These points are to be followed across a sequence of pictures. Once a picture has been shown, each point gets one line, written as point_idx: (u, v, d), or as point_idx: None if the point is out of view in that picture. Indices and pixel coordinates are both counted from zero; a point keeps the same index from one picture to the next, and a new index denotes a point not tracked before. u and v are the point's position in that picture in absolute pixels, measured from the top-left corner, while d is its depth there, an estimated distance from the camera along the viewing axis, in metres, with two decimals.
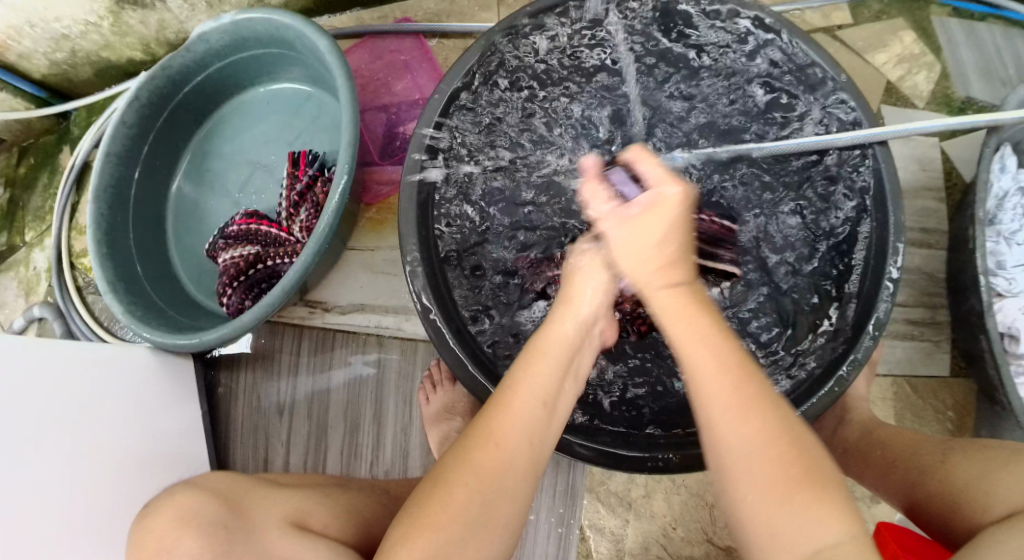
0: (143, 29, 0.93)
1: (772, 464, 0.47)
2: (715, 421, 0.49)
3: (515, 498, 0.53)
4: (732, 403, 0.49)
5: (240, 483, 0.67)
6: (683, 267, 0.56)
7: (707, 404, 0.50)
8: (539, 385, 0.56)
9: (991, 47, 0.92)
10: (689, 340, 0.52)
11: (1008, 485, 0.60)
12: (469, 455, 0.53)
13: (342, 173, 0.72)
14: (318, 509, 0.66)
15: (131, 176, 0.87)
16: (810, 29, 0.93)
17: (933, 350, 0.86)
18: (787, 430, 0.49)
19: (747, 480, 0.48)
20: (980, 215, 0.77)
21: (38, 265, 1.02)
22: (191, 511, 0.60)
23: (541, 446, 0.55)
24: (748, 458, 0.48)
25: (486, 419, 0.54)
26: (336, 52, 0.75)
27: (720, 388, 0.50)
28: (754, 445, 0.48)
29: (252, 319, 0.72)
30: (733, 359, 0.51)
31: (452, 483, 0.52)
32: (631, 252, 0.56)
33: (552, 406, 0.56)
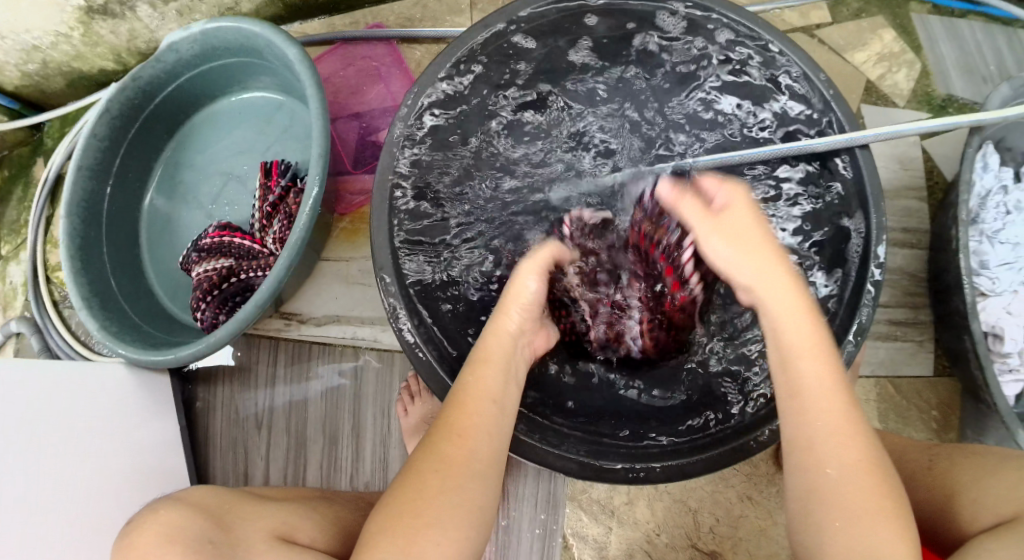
0: (114, 39, 0.91)
1: (869, 488, 0.49)
2: (816, 442, 0.51)
3: (486, 484, 0.53)
4: (841, 429, 0.51)
5: (222, 497, 0.64)
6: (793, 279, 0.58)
7: (817, 420, 0.51)
8: (486, 386, 0.56)
9: (972, 42, 0.91)
10: (800, 351, 0.53)
11: (992, 490, 0.59)
12: (435, 449, 0.53)
13: (312, 184, 0.71)
14: (303, 524, 0.65)
15: (103, 190, 0.86)
16: (789, 28, 0.93)
17: (917, 350, 0.85)
18: (881, 457, 0.51)
19: (843, 503, 0.49)
20: (963, 215, 0.76)
21: (14, 278, 1.00)
22: (178, 527, 0.58)
23: (505, 441, 0.55)
24: (846, 483, 0.49)
25: (445, 417, 0.55)
26: (306, 61, 0.74)
27: (832, 407, 0.51)
28: (852, 472, 0.49)
29: (227, 333, 0.71)
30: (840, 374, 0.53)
31: (420, 476, 0.52)
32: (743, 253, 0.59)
33: (504, 404, 0.56)
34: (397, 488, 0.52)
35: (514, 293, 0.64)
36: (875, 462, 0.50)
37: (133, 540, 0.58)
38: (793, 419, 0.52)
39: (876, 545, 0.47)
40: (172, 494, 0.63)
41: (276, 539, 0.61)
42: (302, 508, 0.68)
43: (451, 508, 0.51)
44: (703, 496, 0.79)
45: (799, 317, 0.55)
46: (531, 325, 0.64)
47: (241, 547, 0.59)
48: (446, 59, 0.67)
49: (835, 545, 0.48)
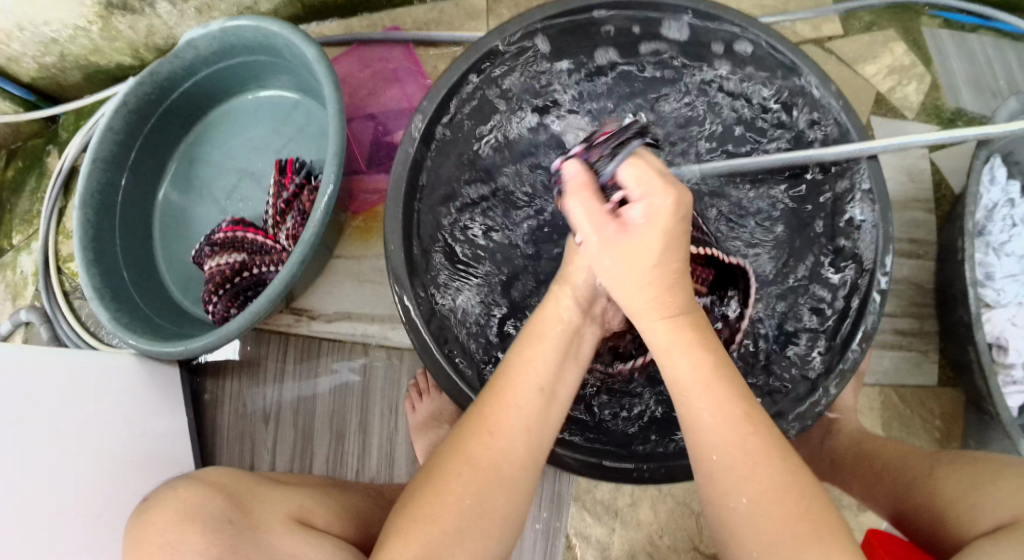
0: (132, 34, 0.92)
1: (780, 517, 0.46)
2: (717, 477, 0.49)
3: (514, 487, 0.53)
4: (737, 460, 0.48)
5: (237, 478, 0.64)
6: (679, 296, 0.53)
7: (711, 455, 0.50)
8: (535, 370, 0.55)
9: (982, 58, 0.92)
10: (691, 388, 0.51)
11: (994, 497, 0.60)
12: (464, 447, 0.52)
13: (328, 181, 0.72)
14: (321, 509, 0.65)
15: (118, 182, 0.87)
16: (800, 39, 0.93)
17: (921, 359, 0.86)
18: (790, 479, 0.48)
19: (752, 535, 0.47)
20: (969, 226, 0.76)
21: (26, 268, 1.01)
22: (196, 506, 0.57)
23: (542, 436, 0.54)
24: (753, 518, 0.47)
25: (481, 407, 0.54)
26: (324, 61, 0.74)
27: (726, 440, 0.49)
28: (758, 504, 0.47)
29: (237, 326, 0.72)
30: (738, 404, 0.50)
31: (447, 474, 0.51)
32: (626, 292, 0.53)
33: (551, 394, 0.55)
34: (422, 482, 0.53)
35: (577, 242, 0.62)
36: (786, 487, 0.47)
37: (150, 517, 0.57)
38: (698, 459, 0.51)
39: None
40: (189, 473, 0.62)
41: (293, 521, 0.61)
42: (312, 493, 0.68)
43: (475, 512, 0.50)
44: None
45: (678, 346, 0.52)
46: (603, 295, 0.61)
47: (260, 529, 0.58)
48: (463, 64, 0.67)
49: None
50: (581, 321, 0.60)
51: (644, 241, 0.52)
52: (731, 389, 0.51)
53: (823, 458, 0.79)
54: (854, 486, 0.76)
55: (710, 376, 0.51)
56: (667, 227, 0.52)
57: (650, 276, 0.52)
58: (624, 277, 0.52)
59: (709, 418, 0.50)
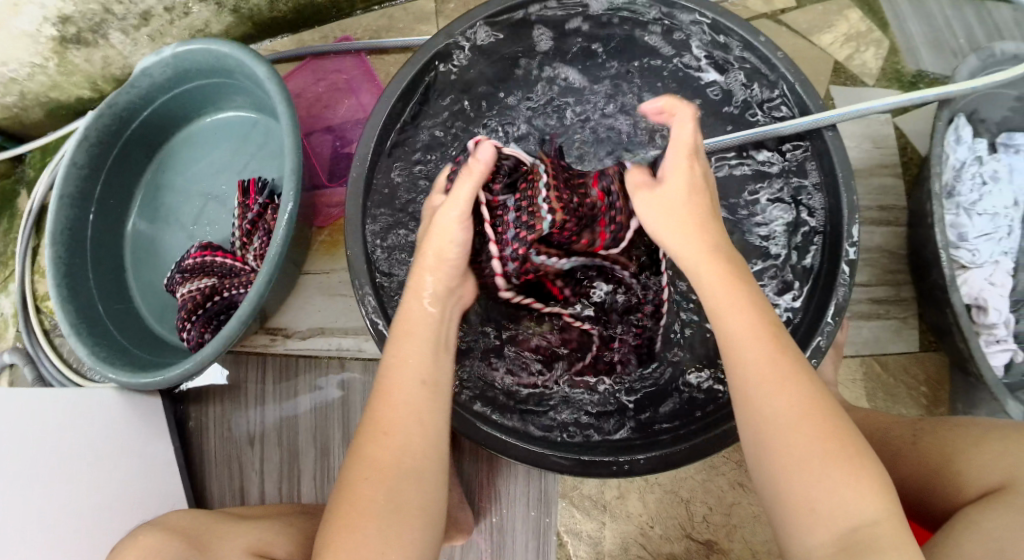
0: (89, 67, 0.92)
1: (810, 432, 0.48)
2: (751, 396, 0.50)
3: (423, 479, 0.52)
4: (769, 373, 0.50)
5: (200, 520, 0.67)
6: (716, 235, 0.56)
7: (745, 371, 0.51)
8: (410, 362, 0.56)
9: (939, 17, 0.92)
10: (726, 306, 0.52)
11: (978, 462, 0.60)
12: (362, 452, 0.52)
13: (287, 199, 0.71)
14: (277, 538, 0.66)
15: (86, 217, 0.86)
16: (753, 15, 0.93)
17: (901, 327, 0.85)
18: (820, 398, 0.49)
19: (784, 447, 0.48)
20: (936, 189, 0.76)
21: (4, 310, 1.01)
22: (156, 550, 0.61)
23: (435, 425, 0.54)
24: (786, 432, 0.48)
25: (373, 411, 0.54)
26: (275, 78, 0.74)
27: (759, 354, 0.50)
28: (796, 413, 0.48)
29: (211, 351, 0.72)
30: (766, 329, 0.51)
31: (354, 482, 0.51)
32: (669, 220, 0.58)
33: (435, 385, 0.55)
34: (334, 501, 0.52)
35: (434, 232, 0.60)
36: (817, 406, 0.49)
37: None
38: (733, 375, 0.52)
39: (834, 488, 0.46)
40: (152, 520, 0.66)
41: (252, 555, 0.63)
42: (278, 524, 0.69)
43: (388, 511, 0.50)
44: (694, 485, 0.79)
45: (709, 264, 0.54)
46: (456, 281, 0.62)
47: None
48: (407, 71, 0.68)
49: (792, 490, 0.47)
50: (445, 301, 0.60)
51: (677, 183, 0.58)
52: (764, 317, 0.52)
53: None
54: None
55: (739, 300, 0.53)
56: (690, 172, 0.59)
57: (687, 212, 0.57)
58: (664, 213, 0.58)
59: (741, 336, 0.51)
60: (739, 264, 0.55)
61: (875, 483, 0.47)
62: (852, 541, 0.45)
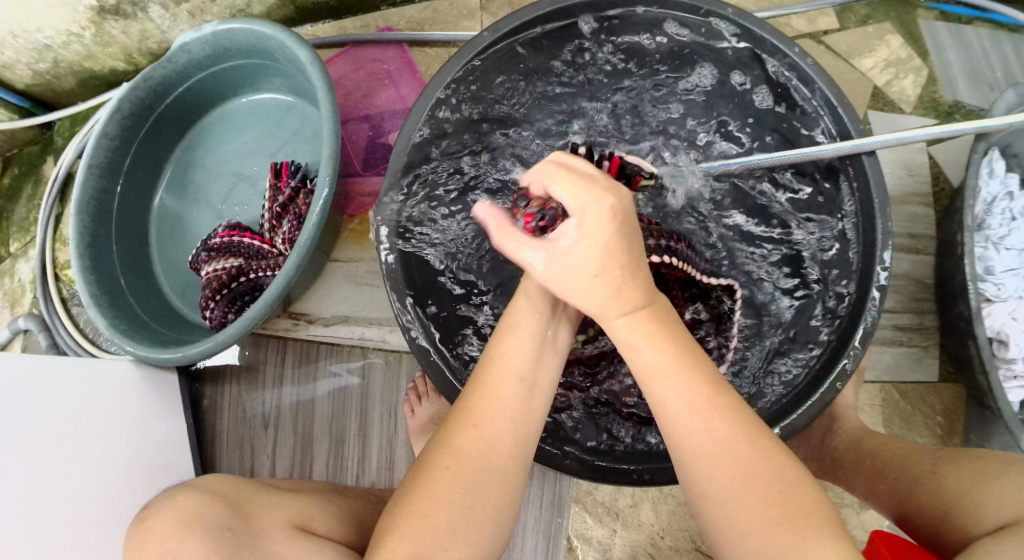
0: (126, 39, 0.92)
1: (750, 504, 0.47)
2: (688, 467, 0.49)
3: (504, 478, 0.53)
4: (700, 447, 0.49)
5: (239, 486, 0.67)
6: (638, 288, 0.52)
7: (679, 445, 0.50)
8: (514, 362, 0.55)
9: (979, 49, 0.92)
10: (654, 375, 0.51)
11: (998, 495, 0.59)
12: (449, 441, 0.53)
13: (323, 185, 0.71)
14: (321, 514, 0.67)
15: (113, 189, 0.87)
16: (795, 34, 0.93)
17: (922, 355, 0.85)
18: (763, 457, 0.48)
19: (733, 524, 0.47)
20: (969, 220, 0.76)
21: (23, 276, 1.01)
22: (194, 513, 0.59)
23: (527, 427, 0.54)
24: (725, 508, 0.47)
25: (467, 399, 0.54)
26: (317, 63, 0.74)
27: (687, 428, 0.49)
28: (729, 488, 0.47)
29: (235, 332, 0.71)
30: (705, 393, 0.50)
31: (434, 469, 0.52)
32: (581, 300, 0.52)
33: (533, 383, 0.55)
34: (410, 487, 0.52)
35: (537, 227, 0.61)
36: (758, 472, 0.47)
37: (151, 525, 0.59)
38: (670, 442, 0.51)
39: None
40: (191, 481, 0.65)
41: (293, 525, 0.64)
42: (319, 500, 0.70)
43: (463, 509, 0.51)
44: None
45: (655, 346, 0.51)
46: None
47: (261, 537, 0.60)
48: (443, 80, 0.66)
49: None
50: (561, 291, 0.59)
51: (581, 253, 0.50)
52: (697, 374, 0.50)
53: (824, 456, 0.80)
54: (855, 483, 0.75)
55: (677, 364, 0.50)
56: (608, 233, 0.50)
57: (599, 282, 0.50)
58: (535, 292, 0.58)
59: (680, 407, 0.50)
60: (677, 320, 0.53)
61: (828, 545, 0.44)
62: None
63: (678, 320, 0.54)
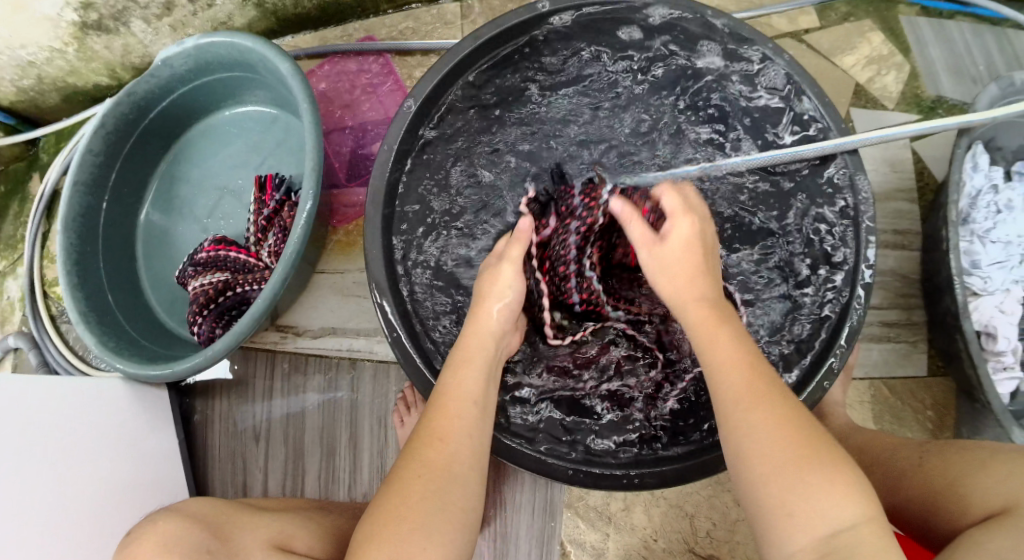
0: (109, 54, 0.92)
1: (785, 442, 0.48)
2: (729, 414, 0.51)
3: (469, 486, 0.54)
4: (745, 392, 0.51)
5: (220, 508, 0.67)
6: (709, 277, 0.59)
7: (722, 392, 0.52)
8: (468, 387, 0.58)
9: (961, 43, 0.92)
10: (706, 338, 0.55)
11: (984, 483, 0.60)
12: (419, 455, 0.54)
13: (307, 199, 0.71)
14: (301, 533, 0.67)
15: (99, 205, 0.86)
16: (777, 33, 0.93)
17: (910, 351, 0.85)
18: (801, 412, 0.50)
19: (764, 462, 0.48)
20: (953, 215, 0.76)
21: (11, 293, 1.00)
22: (176, 538, 0.60)
23: (482, 443, 0.57)
24: (761, 445, 0.48)
25: (428, 420, 0.56)
26: (299, 76, 0.74)
27: (733, 377, 0.52)
28: (771, 426, 0.49)
29: (222, 347, 0.71)
30: (747, 352, 0.53)
31: (404, 479, 0.53)
32: (664, 277, 0.59)
33: (486, 404, 0.58)
34: (382, 496, 0.53)
35: (495, 280, 0.63)
36: (797, 419, 0.49)
37: (132, 551, 0.60)
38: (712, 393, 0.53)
39: (818, 507, 0.45)
40: (170, 506, 0.65)
41: (273, 547, 0.64)
42: (298, 519, 0.70)
43: (437, 513, 0.51)
44: (699, 501, 0.79)
45: (710, 320, 0.55)
46: (510, 325, 0.64)
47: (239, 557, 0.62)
48: (424, 87, 0.68)
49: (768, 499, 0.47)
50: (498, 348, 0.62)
51: (677, 238, 0.59)
52: (741, 341, 0.54)
53: None
54: None
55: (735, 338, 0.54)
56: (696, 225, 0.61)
57: (686, 258, 0.59)
58: (510, 282, 0.63)
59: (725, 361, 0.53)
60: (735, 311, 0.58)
61: (853, 488, 0.46)
62: (828, 548, 0.44)
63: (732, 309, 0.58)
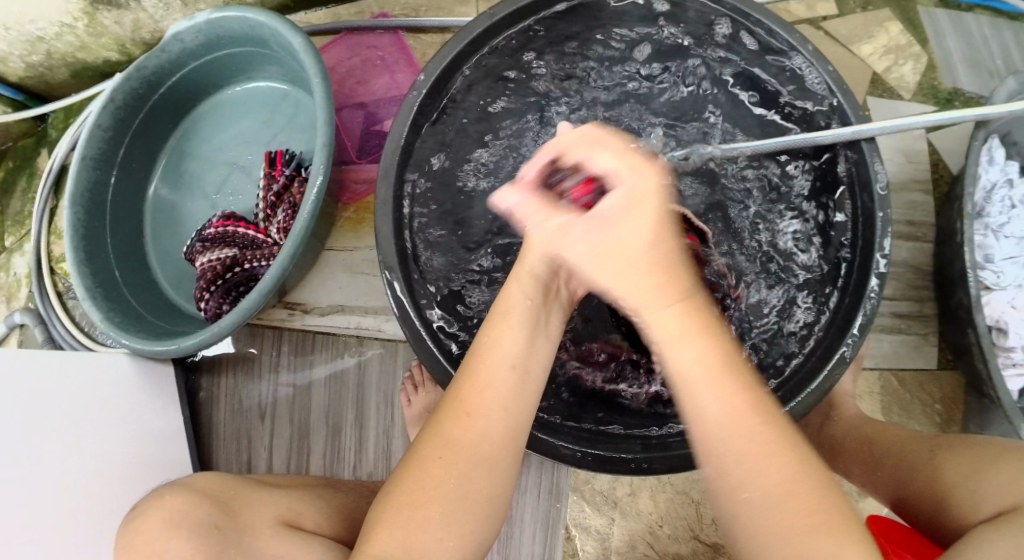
0: (118, 29, 0.91)
1: (804, 505, 0.44)
2: (733, 474, 0.45)
3: (494, 471, 0.53)
4: (750, 453, 0.45)
5: (227, 483, 0.66)
6: (677, 269, 0.50)
7: (722, 454, 0.45)
8: (506, 348, 0.54)
9: (978, 36, 0.91)
10: (694, 376, 0.46)
11: (998, 482, 0.59)
12: (442, 430, 0.53)
13: (317, 173, 0.71)
14: (311, 510, 0.67)
15: (108, 180, 0.86)
16: (793, 19, 0.92)
17: (921, 343, 0.85)
18: (807, 459, 0.46)
19: (780, 535, 0.44)
20: (968, 208, 0.75)
21: (18, 270, 1.00)
22: (183, 514, 0.60)
23: (519, 413, 0.53)
24: (779, 512, 0.44)
25: (457, 390, 0.54)
26: (312, 50, 0.74)
27: (733, 437, 0.45)
28: (780, 493, 0.44)
29: (229, 323, 0.71)
30: (747, 390, 0.46)
31: (427, 460, 0.52)
32: (619, 274, 0.50)
33: (524, 368, 0.54)
34: (398, 478, 0.53)
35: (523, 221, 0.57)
36: (806, 474, 0.45)
37: (139, 527, 0.60)
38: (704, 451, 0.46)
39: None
40: (175, 481, 0.64)
41: (282, 523, 0.64)
42: (308, 496, 0.70)
43: (455, 497, 0.51)
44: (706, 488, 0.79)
45: (696, 338, 0.47)
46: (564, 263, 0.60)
47: (248, 534, 0.61)
48: (440, 62, 0.66)
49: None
50: (551, 278, 0.58)
51: (616, 207, 0.51)
52: (736, 372, 0.47)
53: (823, 445, 0.79)
54: (852, 471, 0.75)
55: (722, 369, 0.46)
56: (654, 206, 0.51)
57: (643, 254, 0.49)
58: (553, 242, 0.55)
59: (719, 412, 0.46)
60: (705, 303, 0.49)
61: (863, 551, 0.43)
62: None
63: (714, 310, 0.50)
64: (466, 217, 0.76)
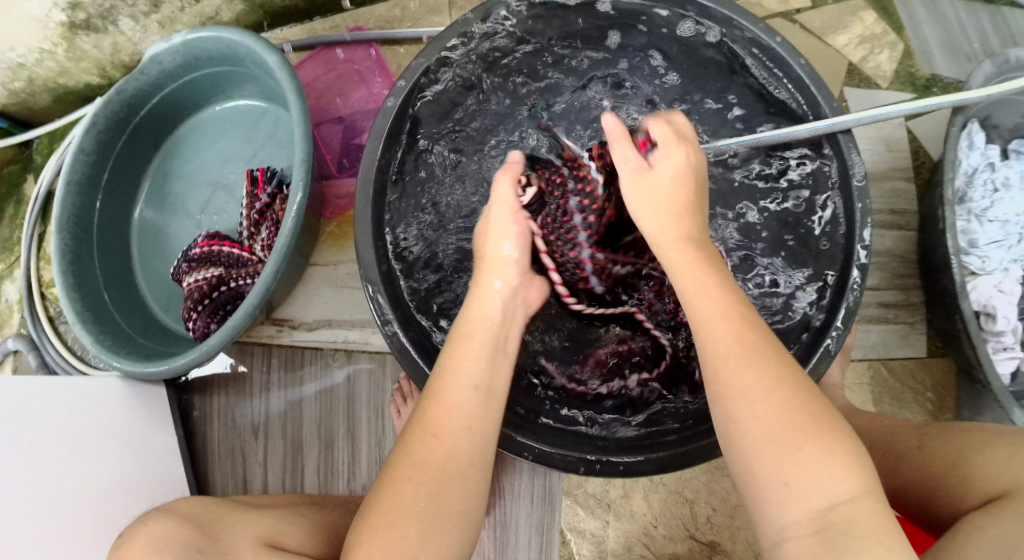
0: (98, 54, 0.91)
1: (782, 404, 0.48)
2: (720, 371, 0.50)
3: (465, 489, 0.54)
4: (738, 348, 0.50)
5: (212, 507, 0.68)
6: (693, 220, 0.58)
7: (711, 348, 0.51)
8: (469, 370, 0.57)
9: (954, 22, 0.91)
10: (694, 286, 0.54)
11: (988, 465, 0.59)
12: (412, 453, 0.54)
13: (296, 190, 0.71)
14: (291, 529, 0.67)
15: (93, 204, 0.86)
16: (767, 13, 0.92)
17: (909, 332, 0.85)
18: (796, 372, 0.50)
19: (755, 427, 0.48)
20: (949, 194, 0.75)
21: (9, 296, 1.00)
22: (164, 539, 0.61)
23: (483, 434, 0.56)
24: (754, 407, 0.48)
25: (423, 411, 0.56)
26: (287, 68, 0.74)
27: (724, 333, 0.51)
28: (762, 386, 0.49)
29: (218, 341, 0.71)
30: (739, 308, 0.53)
31: (397, 482, 0.53)
32: (647, 214, 0.59)
33: (488, 390, 0.57)
34: (376, 500, 0.53)
35: (490, 228, 0.64)
36: (788, 376, 0.49)
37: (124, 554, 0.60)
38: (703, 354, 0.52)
39: (816, 476, 0.45)
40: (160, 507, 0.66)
41: (264, 544, 0.64)
42: (289, 514, 0.70)
43: (427, 515, 0.52)
44: (699, 486, 0.79)
45: (696, 266, 0.55)
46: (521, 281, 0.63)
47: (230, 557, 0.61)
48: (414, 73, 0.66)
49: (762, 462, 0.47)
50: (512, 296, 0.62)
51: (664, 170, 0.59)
52: (733, 296, 0.53)
53: None
54: None
55: (717, 283, 0.54)
56: (685, 168, 0.60)
57: (664, 201, 0.58)
58: (508, 225, 0.63)
59: (712, 309, 0.53)
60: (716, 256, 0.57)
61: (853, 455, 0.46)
62: (825, 522, 0.45)
63: (723, 262, 0.57)
64: (453, 217, 0.77)
